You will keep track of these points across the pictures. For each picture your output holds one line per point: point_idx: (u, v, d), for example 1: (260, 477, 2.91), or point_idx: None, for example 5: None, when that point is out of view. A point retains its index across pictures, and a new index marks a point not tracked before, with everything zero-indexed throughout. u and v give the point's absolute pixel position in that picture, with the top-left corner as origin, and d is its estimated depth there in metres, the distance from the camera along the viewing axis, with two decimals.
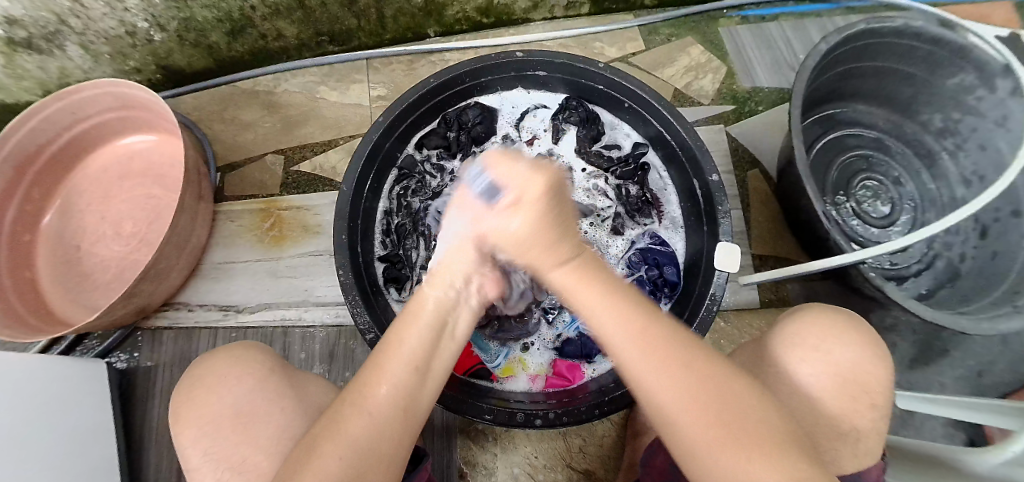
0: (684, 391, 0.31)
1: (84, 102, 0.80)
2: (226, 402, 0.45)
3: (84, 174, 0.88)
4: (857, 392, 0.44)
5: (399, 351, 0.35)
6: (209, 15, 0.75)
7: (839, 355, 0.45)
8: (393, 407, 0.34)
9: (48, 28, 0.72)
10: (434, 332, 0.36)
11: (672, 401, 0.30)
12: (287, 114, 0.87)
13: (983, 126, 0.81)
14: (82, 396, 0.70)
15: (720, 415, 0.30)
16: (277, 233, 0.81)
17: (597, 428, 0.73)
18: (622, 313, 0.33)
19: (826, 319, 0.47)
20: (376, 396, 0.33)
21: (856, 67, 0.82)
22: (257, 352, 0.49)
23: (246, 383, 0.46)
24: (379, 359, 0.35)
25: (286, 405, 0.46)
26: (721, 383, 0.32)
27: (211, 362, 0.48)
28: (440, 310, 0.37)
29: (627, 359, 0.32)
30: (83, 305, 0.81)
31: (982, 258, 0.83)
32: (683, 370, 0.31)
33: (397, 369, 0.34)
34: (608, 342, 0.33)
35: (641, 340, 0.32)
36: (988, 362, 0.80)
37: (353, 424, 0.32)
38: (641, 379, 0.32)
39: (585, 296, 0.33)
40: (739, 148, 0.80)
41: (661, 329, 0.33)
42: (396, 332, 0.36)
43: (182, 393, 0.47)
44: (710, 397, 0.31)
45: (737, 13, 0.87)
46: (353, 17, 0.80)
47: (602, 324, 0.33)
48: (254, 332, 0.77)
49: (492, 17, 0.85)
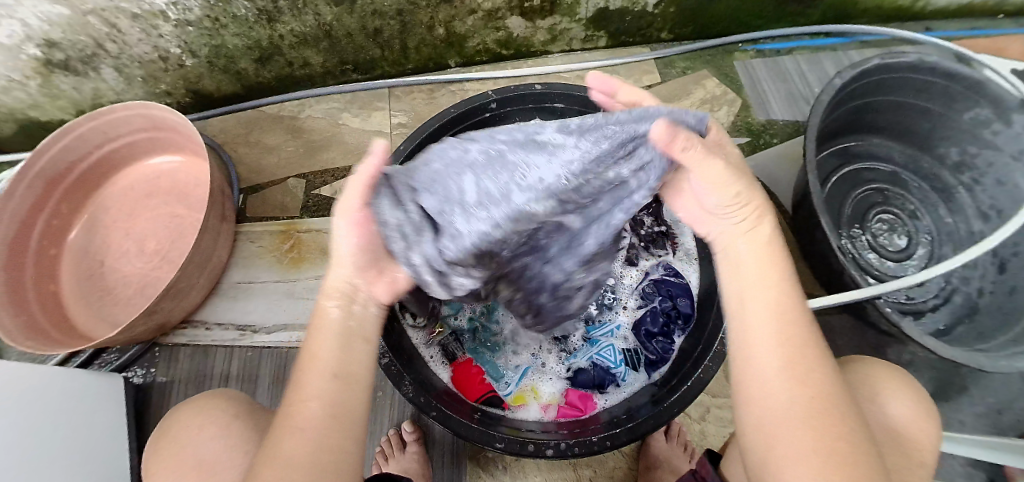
0: (800, 395, 0.34)
1: (115, 122, 0.83)
2: (189, 454, 0.46)
3: (111, 191, 0.91)
4: (911, 446, 0.42)
5: (316, 365, 0.37)
6: (239, 43, 0.78)
7: (891, 409, 0.43)
8: (322, 417, 0.35)
9: (84, 51, 0.76)
10: (342, 340, 0.39)
11: (785, 400, 0.34)
12: (310, 138, 0.90)
13: (1000, 160, 0.81)
14: (97, 411, 0.71)
15: (829, 429, 0.32)
16: (295, 255, 0.83)
17: (609, 459, 0.73)
18: (786, 326, 0.37)
19: (887, 374, 0.46)
20: (301, 411, 0.35)
21: (870, 101, 0.83)
22: (220, 401, 0.50)
23: (210, 431, 0.47)
24: (299, 377, 0.37)
25: (249, 446, 0.46)
26: (832, 407, 0.34)
27: (183, 410, 0.50)
28: (343, 308, 0.40)
29: (761, 359, 0.36)
30: (104, 319, 0.83)
31: (1001, 294, 0.82)
32: (811, 376, 0.35)
33: (318, 381, 0.36)
34: (752, 346, 0.37)
35: (788, 348, 0.36)
36: (1009, 401, 0.79)
37: (284, 443, 0.34)
38: (763, 372, 0.36)
39: (767, 280, 0.39)
40: (754, 180, 0.81)
41: (810, 349, 0.36)
42: (308, 346, 0.39)
43: (156, 445, 0.49)
44: (823, 412, 0.33)
45: (752, 47, 0.89)
46: (378, 47, 0.83)
47: (757, 314, 0.38)
48: (270, 352, 0.79)
49: (512, 49, 0.87)
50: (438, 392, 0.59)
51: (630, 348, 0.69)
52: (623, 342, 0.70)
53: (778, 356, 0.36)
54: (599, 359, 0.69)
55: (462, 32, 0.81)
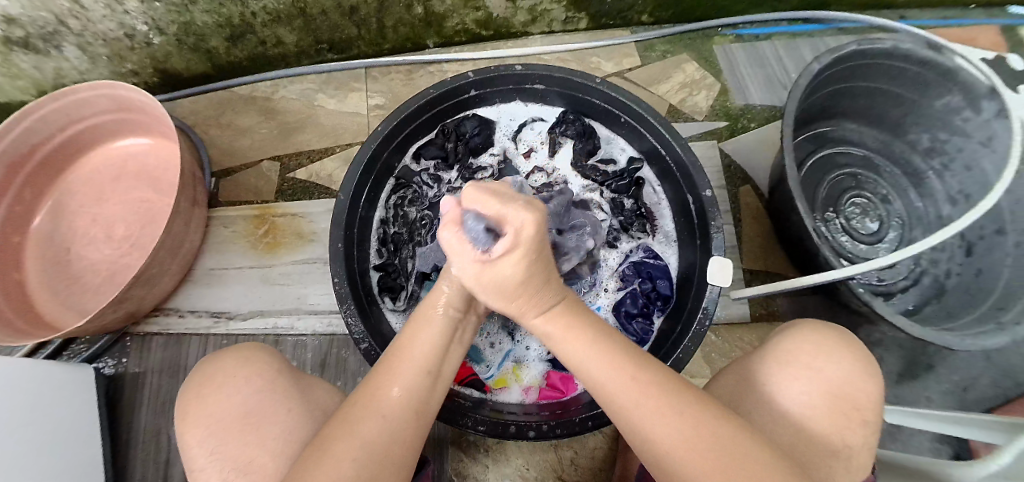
0: (682, 436, 0.34)
1: (79, 103, 0.80)
2: (232, 403, 0.45)
3: (77, 175, 0.88)
4: (849, 408, 0.45)
5: (410, 354, 0.39)
6: (209, 20, 0.75)
7: (829, 372, 0.46)
8: (407, 408, 0.37)
9: (45, 28, 0.72)
10: (446, 338, 0.41)
11: (672, 442, 0.34)
12: (284, 120, 0.87)
13: (969, 146, 0.83)
14: (67, 403, 0.69)
15: (720, 462, 0.33)
16: (271, 240, 0.81)
17: (589, 440, 0.74)
18: (608, 356, 0.37)
19: (818, 337, 0.49)
20: (388, 393, 0.37)
21: (846, 87, 0.84)
22: (264, 356, 0.49)
23: (254, 384, 0.46)
24: (392, 359, 0.39)
25: (293, 406, 0.46)
26: (723, 438, 0.34)
27: (224, 360, 0.48)
28: (454, 308, 0.42)
29: (619, 399, 0.36)
30: (73, 307, 0.80)
31: (967, 276, 0.85)
32: (676, 415, 0.35)
33: (409, 370, 0.38)
34: (601, 383, 0.37)
35: (634, 384, 0.36)
36: (973, 378, 0.82)
37: (363, 425, 0.35)
38: (642, 422, 0.35)
39: (574, 344, 0.38)
40: (732, 164, 0.81)
41: (656, 379, 0.37)
42: (405, 337, 0.41)
43: (194, 388, 0.47)
44: (710, 440, 0.34)
45: (731, 31, 0.90)
46: (354, 26, 0.81)
47: (590, 366, 0.37)
48: (246, 339, 0.77)
49: (491, 30, 0.86)
50: None
51: None
52: None
53: (634, 391, 0.36)
54: None
55: (441, 12, 0.79)
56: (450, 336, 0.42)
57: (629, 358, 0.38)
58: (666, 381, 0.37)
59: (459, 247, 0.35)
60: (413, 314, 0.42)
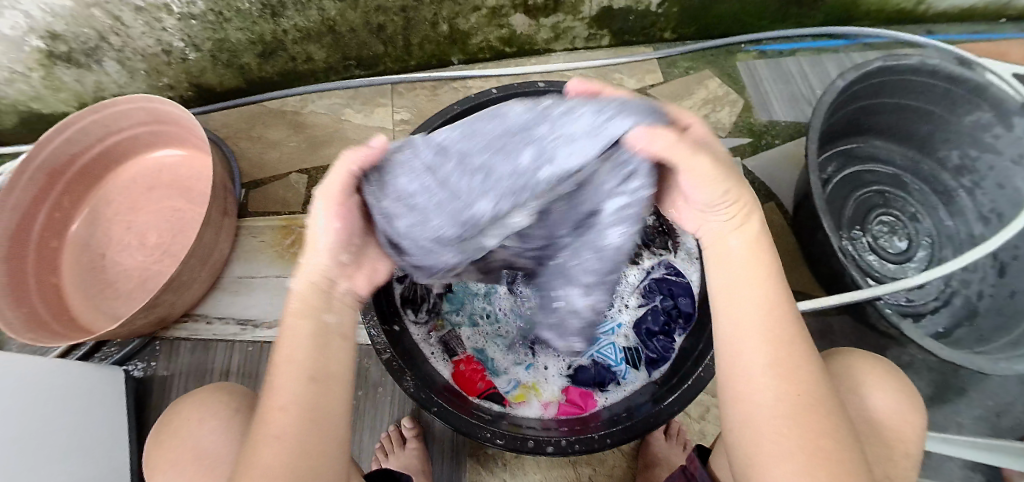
0: (787, 396, 0.34)
1: (118, 115, 0.83)
2: (191, 444, 0.47)
3: (113, 184, 0.91)
4: (893, 439, 0.44)
5: (287, 366, 0.36)
6: (242, 37, 0.78)
7: (876, 401, 0.45)
8: (298, 422, 0.35)
9: (88, 44, 0.76)
10: (320, 339, 0.38)
11: (769, 398, 0.34)
12: (312, 134, 0.90)
13: (1000, 165, 0.81)
14: (99, 405, 0.71)
15: (817, 426, 0.33)
16: (297, 250, 0.83)
17: (609, 458, 0.73)
18: (767, 316, 0.37)
19: (864, 364, 0.48)
20: (273, 411, 0.35)
21: (872, 104, 0.83)
22: (219, 393, 0.51)
23: (210, 424, 0.48)
24: (273, 377, 0.37)
25: (243, 439, 0.47)
26: (818, 407, 0.34)
27: (186, 404, 0.51)
28: (316, 308, 0.38)
29: (756, 355, 0.36)
30: (105, 311, 0.83)
31: (1000, 297, 0.82)
32: (797, 377, 0.35)
33: (290, 383, 0.36)
34: (733, 334, 0.38)
35: (774, 349, 0.36)
36: (1007, 404, 0.79)
37: (260, 452, 0.34)
38: (753, 374, 0.35)
39: (741, 285, 0.38)
40: (756, 181, 0.81)
41: (800, 351, 0.36)
42: (280, 350, 0.37)
43: (159, 435, 0.50)
44: (815, 418, 0.33)
45: (754, 47, 0.89)
46: (382, 43, 0.83)
47: (740, 306, 0.38)
48: (272, 347, 0.79)
49: (515, 47, 0.87)
50: (439, 388, 0.60)
51: (630, 347, 0.70)
52: (624, 340, 0.70)
53: (772, 359, 0.35)
54: (599, 357, 0.69)
55: (466, 29, 0.81)
56: (331, 332, 0.39)
57: (790, 331, 0.37)
58: (808, 354, 0.36)
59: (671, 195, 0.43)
60: (283, 320, 0.38)
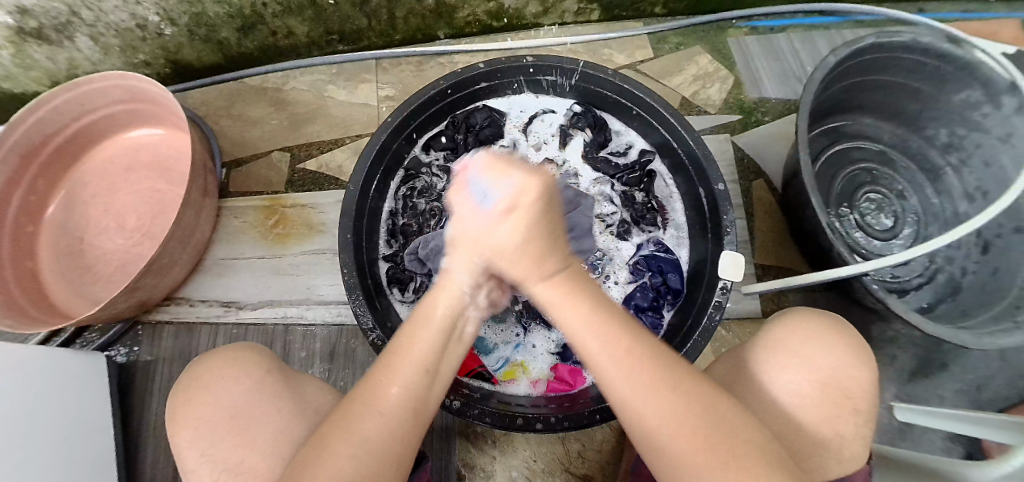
0: (668, 410, 0.33)
1: (92, 94, 0.80)
2: (222, 403, 0.46)
3: (90, 165, 0.88)
4: (838, 397, 0.44)
5: (411, 352, 0.37)
6: (220, 11, 0.75)
7: (820, 359, 0.45)
8: (404, 408, 0.35)
9: (58, 19, 0.72)
10: (445, 337, 0.38)
11: (654, 418, 0.33)
12: (295, 111, 0.87)
13: (987, 142, 0.81)
14: (80, 389, 0.69)
15: (702, 430, 0.32)
16: (281, 231, 0.81)
17: (597, 433, 0.73)
18: (600, 335, 0.35)
19: (810, 324, 0.48)
20: (387, 393, 0.35)
21: (863, 80, 0.82)
22: (253, 355, 0.49)
23: (244, 384, 0.46)
24: (391, 355, 0.37)
25: (283, 406, 0.46)
26: (703, 408, 0.33)
27: (211, 360, 0.48)
28: (453, 310, 0.39)
29: (611, 379, 0.35)
30: (85, 296, 0.81)
31: (983, 274, 0.83)
32: (667, 389, 0.33)
33: (408, 370, 0.36)
34: (594, 362, 0.35)
35: (628, 361, 0.34)
36: (988, 376, 0.80)
37: (363, 424, 0.34)
38: (632, 403, 0.34)
39: (572, 308, 0.36)
40: (745, 157, 0.80)
41: (638, 344, 0.35)
42: (404, 334, 0.38)
43: (184, 389, 0.47)
44: (696, 416, 0.33)
45: (746, 23, 0.88)
46: (364, 17, 0.81)
47: (588, 339, 0.36)
48: (255, 328, 0.78)
49: (502, 21, 0.85)
50: None
51: None
52: None
53: (623, 366, 0.34)
54: None
55: (451, 3, 0.79)
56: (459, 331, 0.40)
57: (618, 326, 0.36)
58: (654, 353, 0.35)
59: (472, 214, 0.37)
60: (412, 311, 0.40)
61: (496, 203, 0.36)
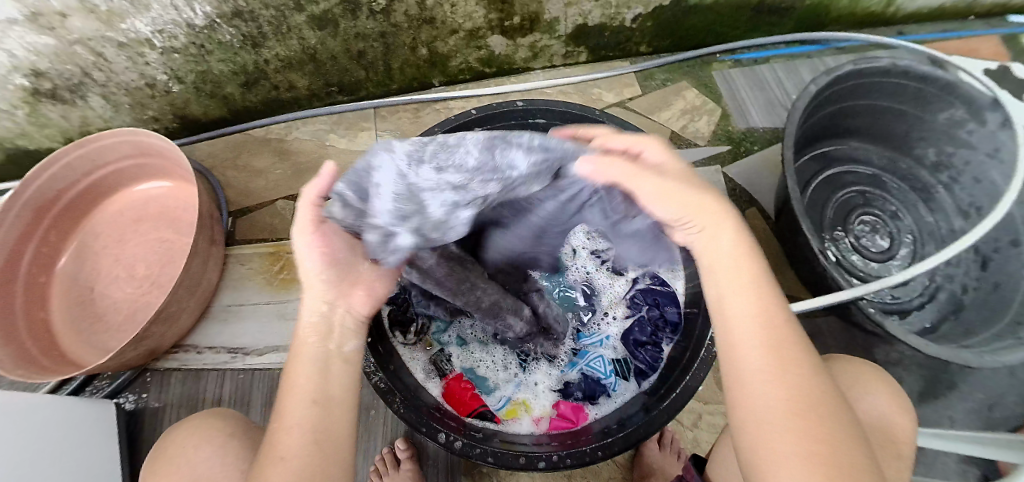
0: (791, 398, 0.31)
1: (104, 149, 0.84)
2: (184, 473, 0.46)
3: (100, 217, 0.91)
4: (890, 442, 0.45)
5: (294, 386, 0.38)
6: (225, 68, 0.79)
7: (871, 403, 0.46)
8: (304, 444, 0.36)
9: (72, 80, 0.76)
10: (320, 365, 0.40)
11: (775, 400, 0.32)
12: (297, 160, 0.90)
13: (976, 159, 0.83)
14: (90, 438, 0.70)
15: (814, 423, 0.31)
16: (286, 276, 0.83)
17: (603, 470, 0.73)
18: (766, 319, 0.35)
19: (855, 370, 0.49)
20: (284, 432, 0.36)
21: (848, 106, 0.84)
22: (216, 420, 0.51)
23: (208, 448, 0.48)
24: (283, 399, 0.38)
25: (243, 465, 0.47)
26: (820, 406, 0.32)
27: (179, 432, 0.50)
28: (316, 338, 0.40)
29: (749, 356, 0.34)
30: (96, 346, 0.82)
31: (984, 290, 0.83)
32: (798, 383, 0.32)
33: (297, 404, 0.37)
34: (733, 342, 0.35)
35: (770, 351, 0.33)
36: (998, 395, 0.80)
37: (269, 471, 0.34)
38: (754, 379, 0.33)
39: (742, 290, 0.36)
40: (736, 188, 0.82)
41: (802, 349, 0.34)
42: (290, 375, 0.39)
43: (154, 464, 0.49)
44: (814, 409, 0.31)
45: (730, 57, 0.91)
46: (363, 69, 0.84)
47: (737, 317, 0.35)
48: (262, 374, 0.79)
49: (494, 67, 0.89)
50: (427, 408, 0.59)
51: (619, 358, 0.71)
52: (613, 352, 0.72)
53: (762, 349, 0.33)
54: (588, 370, 0.70)
55: (445, 52, 0.82)
56: (335, 358, 0.41)
57: (785, 331, 0.35)
58: (813, 363, 0.34)
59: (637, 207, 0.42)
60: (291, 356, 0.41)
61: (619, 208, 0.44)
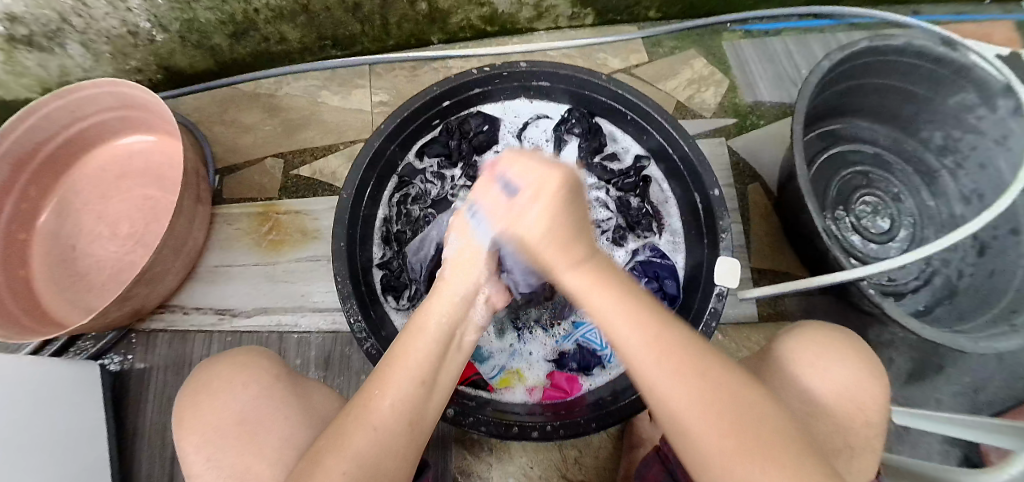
0: (697, 398, 0.31)
1: (83, 101, 0.80)
2: (230, 409, 0.45)
3: (82, 173, 0.88)
4: (851, 412, 0.45)
5: (406, 361, 0.37)
6: (212, 17, 0.75)
7: (835, 372, 0.46)
8: (399, 421, 0.35)
9: (49, 27, 0.72)
10: (440, 346, 0.38)
11: (683, 408, 0.31)
12: (288, 117, 0.87)
13: (983, 144, 0.81)
14: (74, 397, 0.69)
15: (731, 418, 0.30)
16: (275, 237, 0.81)
17: (593, 440, 0.73)
18: (640, 323, 0.33)
19: (821, 337, 0.48)
20: (379, 403, 0.35)
21: (859, 84, 0.82)
22: (262, 362, 0.49)
23: (252, 391, 0.46)
24: (383, 369, 0.37)
25: (291, 413, 0.46)
26: (731, 394, 0.31)
27: (218, 367, 0.48)
28: (448, 319, 0.39)
29: (644, 368, 0.32)
30: (80, 306, 0.80)
31: (979, 276, 0.83)
32: (698, 375, 0.32)
33: (403, 380, 0.36)
34: (625, 354, 0.33)
35: (658, 355, 0.32)
36: (984, 379, 0.80)
37: (355, 438, 0.33)
38: (656, 386, 0.32)
39: (598, 297, 0.34)
40: (740, 162, 0.80)
41: (678, 340, 0.33)
42: (402, 342, 0.38)
43: (190, 395, 0.47)
44: (760, 431, 0.30)
45: (740, 27, 0.88)
46: (358, 22, 0.80)
47: (618, 331, 0.33)
48: (249, 336, 0.77)
49: (496, 26, 0.85)
50: None
51: None
52: None
53: (658, 361, 0.32)
54: (584, 341, 0.68)
55: (445, 8, 0.79)
56: (451, 344, 0.39)
57: (655, 322, 0.33)
58: (697, 352, 0.33)
59: (496, 203, 0.37)
60: (406, 325, 0.40)
61: (520, 193, 0.36)
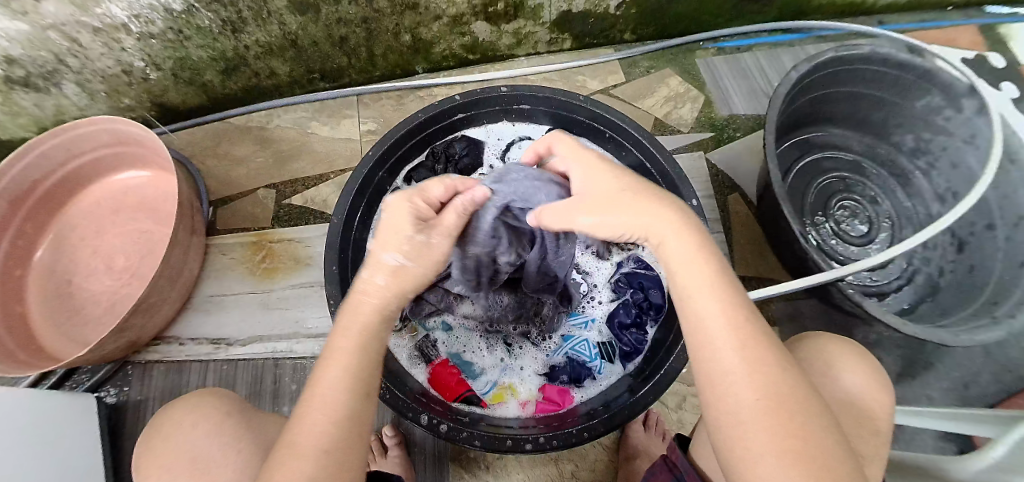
0: (762, 391, 0.32)
1: (79, 138, 0.82)
2: (183, 451, 0.46)
3: (77, 208, 0.89)
4: (859, 417, 0.45)
5: (329, 376, 0.37)
6: (204, 55, 0.77)
7: (846, 381, 0.47)
8: (336, 436, 0.35)
9: (45, 67, 0.74)
10: (365, 353, 0.39)
11: (742, 397, 0.32)
12: (279, 148, 0.89)
13: (953, 145, 0.85)
14: (72, 430, 0.69)
15: (790, 413, 0.31)
16: (269, 265, 0.82)
17: (590, 453, 0.74)
18: (723, 308, 0.35)
19: (832, 347, 0.50)
20: (313, 425, 0.35)
21: (829, 93, 0.86)
22: (211, 399, 0.50)
23: (202, 429, 0.47)
24: (311, 392, 0.37)
25: (242, 448, 0.46)
26: (790, 396, 0.32)
27: (173, 408, 0.50)
28: (375, 320, 0.41)
29: (717, 348, 0.34)
30: (76, 340, 0.81)
31: (959, 272, 0.85)
32: (768, 371, 0.32)
33: (330, 395, 0.36)
34: (699, 325, 0.35)
35: (738, 343, 0.34)
36: (973, 374, 0.82)
37: (298, 465, 0.33)
38: (722, 370, 0.33)
39: (688, 271, 0.38)
40: (719, 174, 0.83)
41: (764, 340, 0.34)
42: (331, 349, 0.39)
43: (148, 439, 0.49)
44: (792, 406, 0.31)
45: (713, 45, 0.92)
46: (345, 55, 0.83)
47: (698, 304, 0.36)
48: (246, 364, 0.78)
49: (478, 54, 0.88)
50: (413, 393, 0.59)
51: (603, 341, 0.71)
52: (598, 335, 0.72)
53: (733, 345, 0.34)
54: (573, 354, 0.70)
55: (428, 38, 0.82)
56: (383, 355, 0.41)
57: (744, 316, 0.35)
58: (778, 354, 0.34)
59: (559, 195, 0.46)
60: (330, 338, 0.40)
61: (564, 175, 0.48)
